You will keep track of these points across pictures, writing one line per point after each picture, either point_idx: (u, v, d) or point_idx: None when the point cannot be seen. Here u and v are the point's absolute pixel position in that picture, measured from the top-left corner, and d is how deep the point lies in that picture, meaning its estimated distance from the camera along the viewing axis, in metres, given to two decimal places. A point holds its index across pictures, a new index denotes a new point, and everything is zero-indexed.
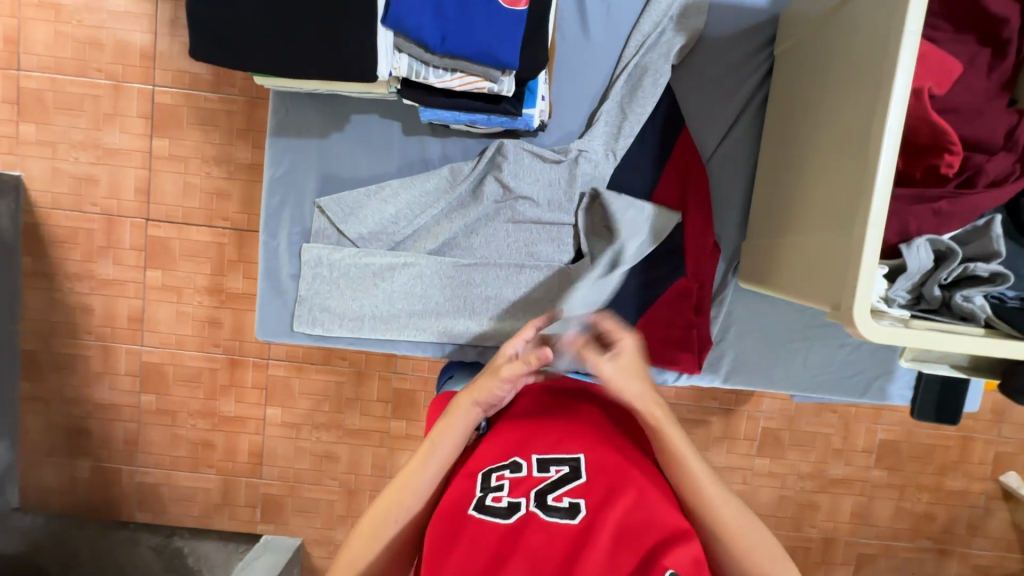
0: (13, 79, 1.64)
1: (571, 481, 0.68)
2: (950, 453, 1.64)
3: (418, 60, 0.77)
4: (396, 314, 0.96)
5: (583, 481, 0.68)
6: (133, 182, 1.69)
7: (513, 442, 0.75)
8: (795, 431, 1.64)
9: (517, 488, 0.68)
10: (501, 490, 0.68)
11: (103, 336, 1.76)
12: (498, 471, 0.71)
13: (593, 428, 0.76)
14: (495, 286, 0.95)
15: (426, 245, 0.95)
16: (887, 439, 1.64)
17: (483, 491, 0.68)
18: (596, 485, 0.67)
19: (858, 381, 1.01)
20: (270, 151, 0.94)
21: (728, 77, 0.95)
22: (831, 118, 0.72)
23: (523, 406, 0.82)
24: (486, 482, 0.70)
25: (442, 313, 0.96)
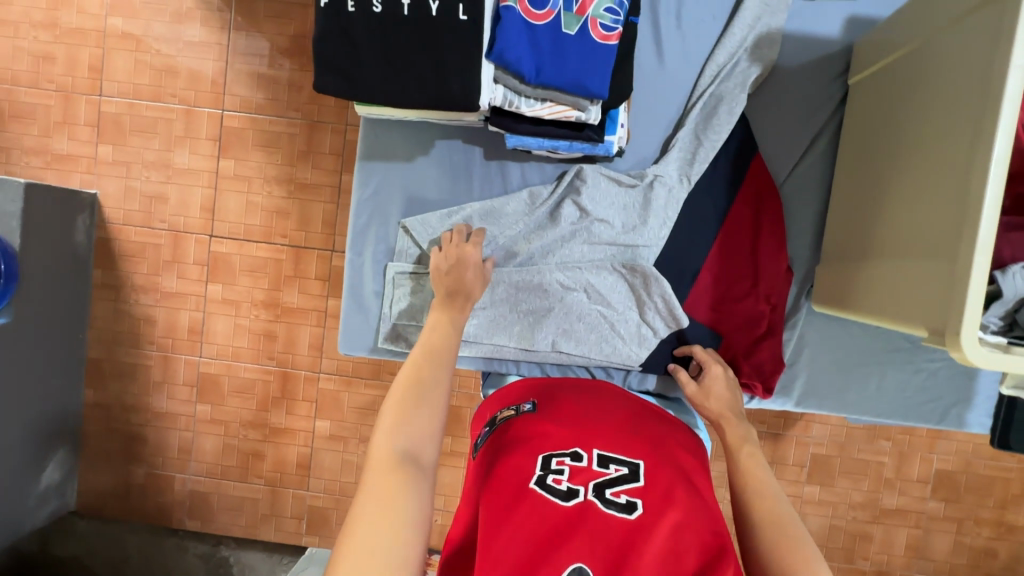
0: (95, 104, 1.75)
1: (629, 482, 0.72)
2: (1012, 486, 1.58)
3: (512, 91, 0.81)
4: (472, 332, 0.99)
5: (641, 484, 0.72)
6: (200, 200, 1.77)
7: (572, 430, 0.79)
8: (847, 458, 1.60)
9: (577, 475, 0.72)
10: (562, 473, 0.72)
11: (164, 347, 1.84)
12: (559, 455, 0.75)
13: (650, 439, 0.80)
14: (566, 307, 0.98)
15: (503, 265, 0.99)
16: (944, 469, 1.59)
17: (543, 470, 0.72)
18: (654, 491, 0.71)
19: (935, 407, 1.00)
20: (358, 174, 1.00)
21: (800, 106, 0.97)
22: (923, 146, 0.74)
23: (579, 399, 0.86)
24: (547, 462, 0.74)
25: (516, 332, 0.99)
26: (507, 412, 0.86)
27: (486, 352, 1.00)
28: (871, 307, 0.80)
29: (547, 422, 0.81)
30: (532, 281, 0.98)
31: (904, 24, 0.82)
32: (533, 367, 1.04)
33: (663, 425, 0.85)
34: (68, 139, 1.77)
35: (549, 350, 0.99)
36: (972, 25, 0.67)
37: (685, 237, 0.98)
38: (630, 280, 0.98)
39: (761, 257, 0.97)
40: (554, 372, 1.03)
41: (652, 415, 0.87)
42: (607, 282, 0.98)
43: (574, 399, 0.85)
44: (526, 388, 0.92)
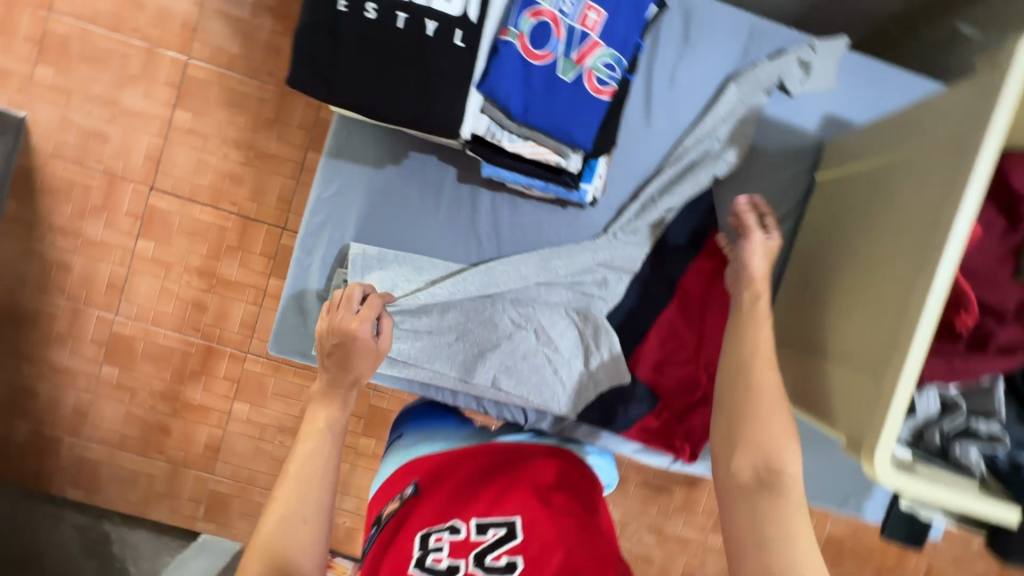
0: (42, 20, 1.58)
1: (506, 543, 0.69)
2: (890, 559, 1.71)
3: (497, 124, 0.80)
4: (413, 353, 0.96)
5: (518, 539, 0.69)
6: (146, 148, 1.63)
7: (452, 503, 0.76)
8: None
9: (456, 550, 0.69)
10: (440, 552, 0.69)
11: (77, 298, 1.67)
12: (438, 532, 0.72)
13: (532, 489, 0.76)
14: (511, 340, 0.96)
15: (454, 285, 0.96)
16: (835, 535, 1.70)
17: (422, 552, 0.70)
18: (531, 545, 0.68)
19: (838, 492, 1.06)
20: (321, 172, 0.94)
21: (768, 190, 1.01)
22: (872, 259, 0.77)
23: (457, 467, 0.82)
24: (425, 542, 0.71)
25: (456, 360, 0.96)
26: (390, 505, 0.81)
27: (425, 377, 0.97)
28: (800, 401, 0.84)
29: (431, 500, 0.77)
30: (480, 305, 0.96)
31: (873, 137, 0.86)
32: (471, 399, 1.01)
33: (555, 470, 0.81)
34: (3, 51, 1.58)
35: (488, 385, 0.97)
36: (933, 160, 0.72)
37: (639, 295, 0.99)
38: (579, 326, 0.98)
39: (704, 328, 0.98)
40: (490, 408, 1.01)
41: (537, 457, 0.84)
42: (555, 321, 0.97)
43: (454, 470, 0.82)
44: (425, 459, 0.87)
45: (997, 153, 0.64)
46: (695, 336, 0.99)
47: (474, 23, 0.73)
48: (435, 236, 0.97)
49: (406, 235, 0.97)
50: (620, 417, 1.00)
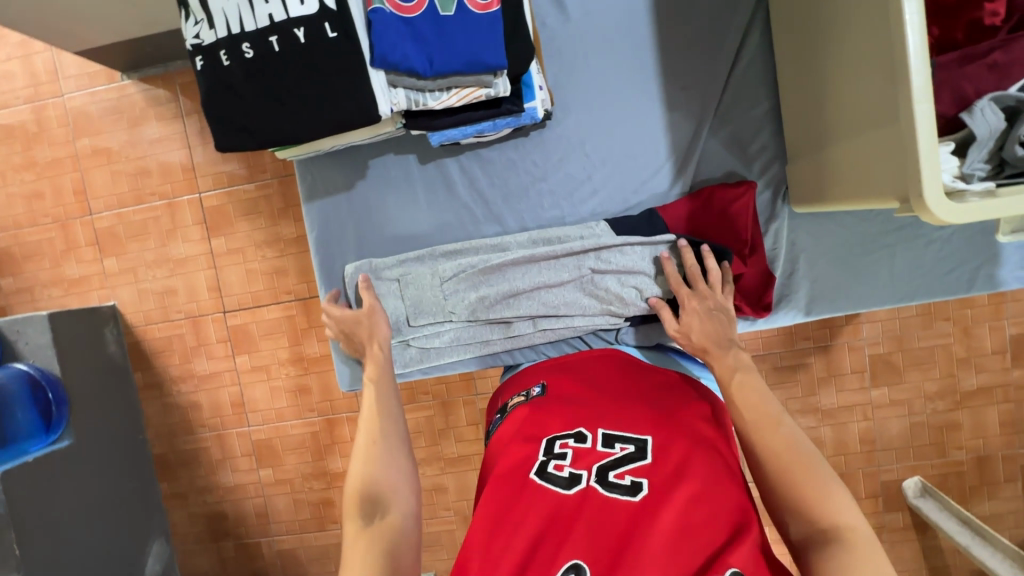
0: (90, 224, 1.84)
1: (635, 461, 0.66)
2: None
3: (414, 90, 0.79)
4: (455, 336, 0.98)
5: (649, 462, 0.65)
6: (205, 282, 1.83)
7: (579, 412, 0.74)
8: (908, 351, 1.42)
9: (580, 459, 0.67)
10: (564, 458, 0.68)
11: (214, 426, 1.90)
12: (563, 438, 0.70)
13: (655, 406, 0.74)
14: (532, 306, 0.94)
15: (450, 272, 0.95)
16: (1021, 333, 1.39)
17: (547, 456, 0.69)
18: (663, 466, 0.64)
19: (961, 275, 0.92)
20: (307, 217, 1.01)
21: (720, 8, 0.91)
22: (839, 9, 0.67)
23: (576, 379, 0.81)
24: (550, 448, 0.70)
25: (493, 324, 0.97)
26: (517, 397, 0.84)
27: (478, 350, 0.99)
28: (842, 192, 0.74)
29: (552, 406, 0.77)
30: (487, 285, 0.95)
31: None
32: (530, 351, 1.00)
33: (676, 390, 0.78)
34: (77, 263, 1.86)
35: (531, 328, 0.96)
36: None
37: (633, 185, 0.96)
38: (646, 269, 0.91)
39: (730, 206, 0.90)
40: (550, 351, 1.00)
41: (664, 383, 0.80)
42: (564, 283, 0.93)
43: (576, 379, 0.81)
44: (538, 369, 0.89)
45: None
46: (724, 213, 0.91)
47: (337, 10, 0.72)
48: (425, 222, 1.00)
49: (397, 232, 1.00)
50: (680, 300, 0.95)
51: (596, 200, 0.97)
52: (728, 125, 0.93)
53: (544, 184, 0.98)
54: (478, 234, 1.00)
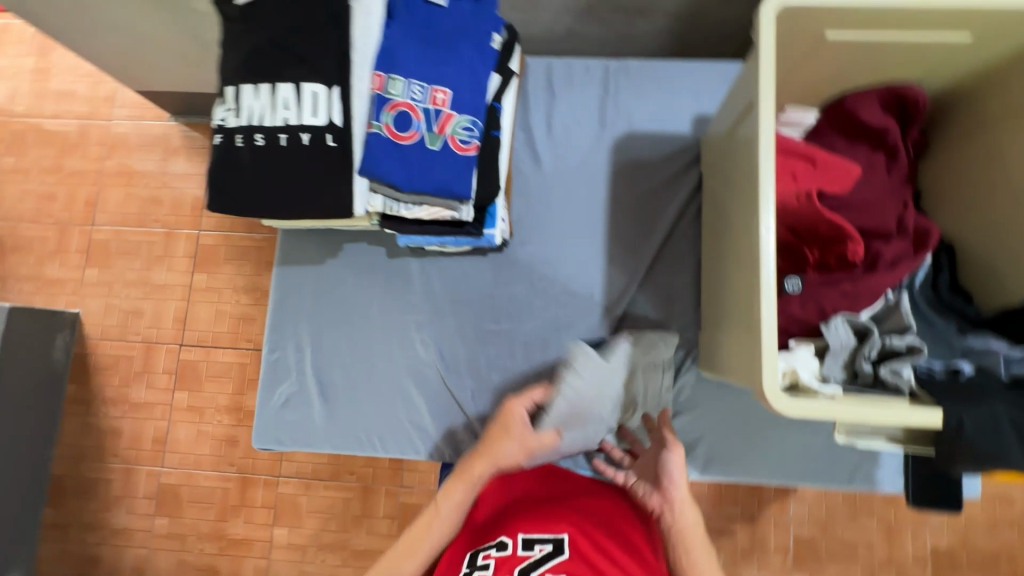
0: (87, 233, 1.94)
1: (553, 558, 0.72)
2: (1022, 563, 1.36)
3: (391, 199, 0.93)
4: (387, 411, 1.06)
5: (564, 558, 0.72)
6: (173, 312, 1.88)
7: (507, 520, 0.82)
8: (834, 539, 1.41)
9: (501, 566, 0.73)
10: (486, 569, 0.74)
11: (127, 458, 1.83)
12: (487, 550, 0.77)
13: (581, 508, 0.83)
14: (467, 396, 1.05)
15: (405, 352, 1.08)
16: (943, 546, 1.39)
17: (471, 568, 0.76)
18: (577, 563, 0.72)
19: (845, 467, 0.99)
20: (275, 278, 1.11)
21: (664, 193, 1.09)
22: (734, 222, 0.83)
23: (517, 482, 0.91)
24: (476, 559, 0.77)
25: (424, 410, 1.06)
26: None
27: (399, 431, 1.05)
28: (725, 367, 0.85)
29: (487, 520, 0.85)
30: (439, 366, 1.07)
31: (723, 119, 0.94)
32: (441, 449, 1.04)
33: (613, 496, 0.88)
34: (60, 266, 1.93)
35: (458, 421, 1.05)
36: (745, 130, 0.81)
37: (565, 319, 1.07)
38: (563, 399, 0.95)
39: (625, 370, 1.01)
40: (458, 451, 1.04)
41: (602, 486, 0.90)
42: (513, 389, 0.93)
43: (519, 482, 0.91)
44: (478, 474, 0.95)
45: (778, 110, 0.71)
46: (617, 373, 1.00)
47: (342, 126, 0.87)
48: (377, 306, 1.10)
49: (349, 310, 1.10)
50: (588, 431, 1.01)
51: (532, 324, 1.07)
52: (657, 287, 1.07)
53: (489, 299, 1.09)
54: (421, 326, 1.08)
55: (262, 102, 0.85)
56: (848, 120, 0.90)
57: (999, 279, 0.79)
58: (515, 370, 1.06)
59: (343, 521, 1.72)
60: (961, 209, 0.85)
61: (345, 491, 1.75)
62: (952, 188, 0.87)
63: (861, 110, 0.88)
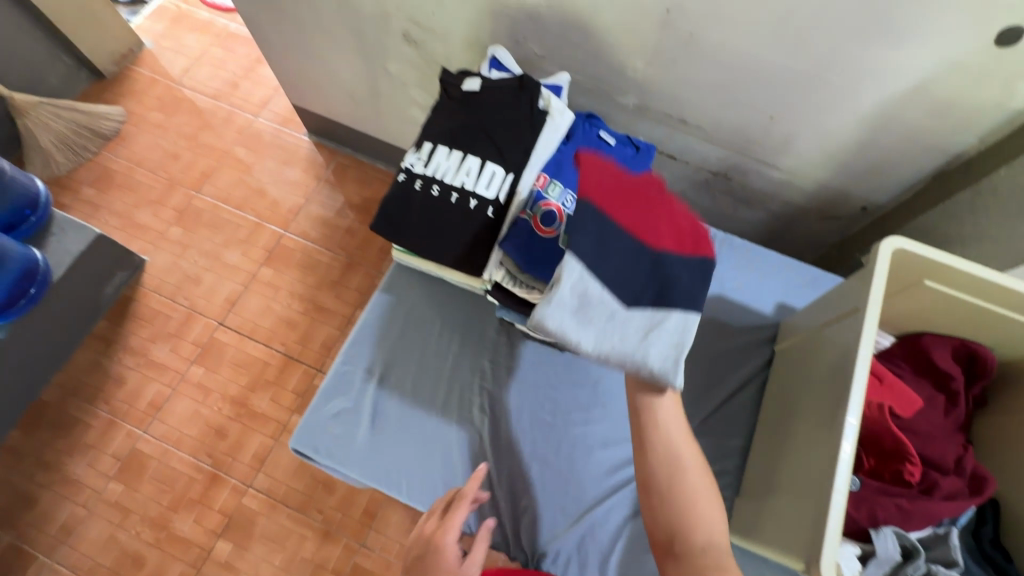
0: (189, 197, 2.12)
1: None
2: None
3: (510, 274, 1.01)
4: (427, 459, 1.08)
5: None
6: (228, 293, 1.97)
7: None
8: None
9: None
10: None
11: (116, 410, 1.80)
12: None
13: None
14: (506, 472, 1.08)
15: (464, 408, 1.13)
16: None
17: None
18: None
19: None
20: (374, 300, 1.21)
21: (737, 357, 1.19)
22: (810, 406, 0.92)
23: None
24: None
25: (462, 470, 1.08)
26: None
27: (432, 482, 1.07)
28: (770, 538, 0.88)
29: None
30: (489, 435, 1.11)
31: (809, 315, 1.07)
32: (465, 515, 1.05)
33: None
34: (151, 215, 2.09)
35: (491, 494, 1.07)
36: (836, 330, 0.93)
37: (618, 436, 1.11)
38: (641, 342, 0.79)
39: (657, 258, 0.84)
40: (479, 523, 1.05)
41: None
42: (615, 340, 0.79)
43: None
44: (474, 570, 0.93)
45: (878, 325, 0.84)
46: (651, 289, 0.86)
47: (505, 203, 1.01)
48: (452, 358, 1.17)
49: (426, 352, 1.17)
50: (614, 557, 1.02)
51: (583, 428, 1.12)
52: (708, 437, 1.12)
53: (554, 391, 1.15)
54: (486, 392, 1.14)
55: (450, 164, 1.02)
56: (920, 355, 1.01)
57: None
58: (554, 465, 1.09)
59: (291, 558, 1.61)
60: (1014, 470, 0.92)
61: (304, 529, 1.65)
62: (1002, 450, 0.95)
63: (935, 352, 0.99)
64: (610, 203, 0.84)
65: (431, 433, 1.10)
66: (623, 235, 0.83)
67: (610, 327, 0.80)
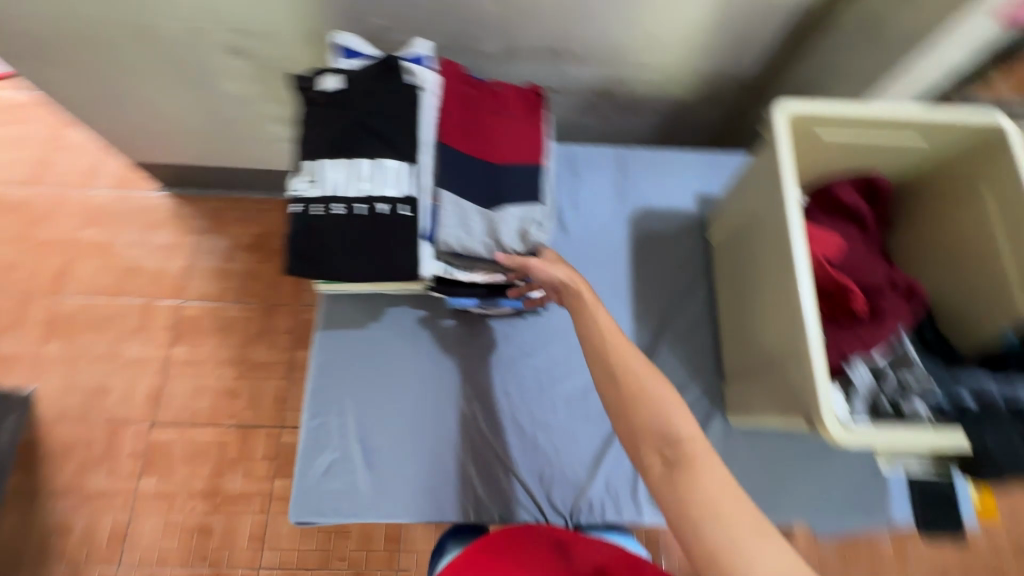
0: (52, 304, 1.82)
1: None
2: None
3: (450, 263, 1.02)
4: (439, 474, 1.05)
5: None
6: (145, 389, 1.75)
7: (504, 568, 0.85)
8: None
9: None
10: None
11: (75, 560, 1.59)
12: None
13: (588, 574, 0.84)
14: (517, 454, 1.07)
15: (454, 411, 1.09)
16: None
17: None
18: None
19: (865, 500, 1.09)
20: (317, 342, 1.12)
21: (680, 260, 1.24)
22: (763, 283, 0.98)
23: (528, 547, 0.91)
24: None
25: (477, 469, 1.06)
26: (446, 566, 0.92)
27: (452, 493, 1.04)
28: (771, 411, 0.95)
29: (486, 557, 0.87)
30: (489, 425, 1.09)
31: (731, 201, 1.12)
32: (496, 510, 1.05)
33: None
34: (15, 340, 1.78)
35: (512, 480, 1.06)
36: (763, 209, 0.98)
37: None
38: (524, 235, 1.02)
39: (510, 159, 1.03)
40: (511, 510, 1.05)
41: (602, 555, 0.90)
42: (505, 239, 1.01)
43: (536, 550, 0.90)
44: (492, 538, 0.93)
45: (798, 192, 0.90)
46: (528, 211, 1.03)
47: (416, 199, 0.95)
48: (422, 367, 1.12)
49: (393, 371, 1.11)
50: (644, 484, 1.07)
51: (571, 381, 1.12)
52: (683, 342, 1.17)
53: (532, 358, 1.14)
54: (469, 386, 1.11)
55: (343, 175, 0.93)
56: (830, 199, 1.09)
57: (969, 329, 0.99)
58: (558, 426, 1.09)
59: None
60: (936, 269, 1.06)
61: None
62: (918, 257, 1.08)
63: (841, 193, 1.08)
64: (451, 134, 1.01)
65: (432, 448, 1.07)
66: (477, 162, 1.01)
67: (504, 230, 1.01)
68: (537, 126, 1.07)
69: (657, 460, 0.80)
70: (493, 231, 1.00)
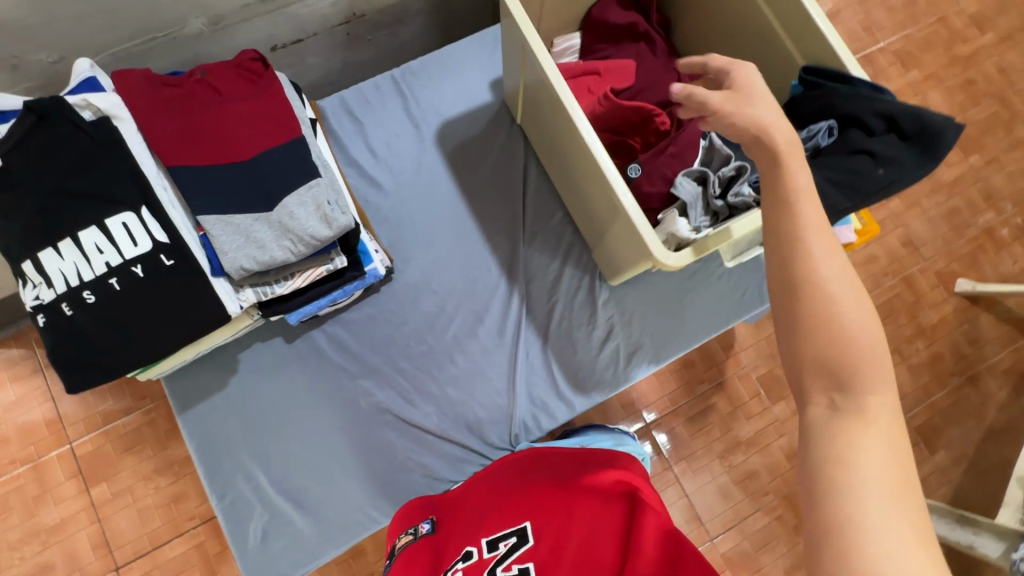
0: None
1: (519, 548, 0.75)
2: (905, 298, 1.55)
3: (260, 284, 0.89)
4: (372, 477, 1.03)
5: (530, 544, 0.75)
6: (88, 542, 1.38)
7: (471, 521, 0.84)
8: None
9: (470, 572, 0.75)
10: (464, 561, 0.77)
11: None
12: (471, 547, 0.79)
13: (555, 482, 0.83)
14: (436, 418, 1.06)
15: (356, 414, 1.04)
16: None
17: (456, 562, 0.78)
18: (543, 545, 0.74)
19: (753, 292, 1.14)
20: (183, 428, 1.01)
21: (501, 157, 1.16)
22: (567, 147, 0.94)
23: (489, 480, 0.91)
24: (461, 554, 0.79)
25: (407, 453, 1.04)
26: (405, 537, 0.89)
27: (393, 487, 1.03)
28: (629, 261, 0.95)
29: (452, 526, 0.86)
30: (396, 407, 1.05)
31: (511, 76, 1.05)
32: (441, 477, 1.04)
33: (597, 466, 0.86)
34: None
35: (442, 443, 1.05)
36: (532, 73, 0.91)
37: (480, 304, 1.11)
38: (318, 215, 0.87)
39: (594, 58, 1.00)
40: (455, 469, 1.05)
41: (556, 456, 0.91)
42: (297, 227, 0.85)
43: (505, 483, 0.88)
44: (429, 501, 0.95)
45: (543, 43, 0.83)
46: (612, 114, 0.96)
47: (171, 241, 0.81)
48: (304, 392, 1.04)
49: (277, 411, 1.03)
50: (559, 380, 1.09)
51: (454, 326, 1.09)
52: (539, 234, 1.14)
53: (405, 325, 1.09)
54: (358, 384, 1.06)
55: (71, 259, 0.78)
56: (602, 27, 1.04)
57: (767, 92, 0.98)
58: (461, 372, 1.08)
59: None
60: (719, 46, 1.02)
61: None
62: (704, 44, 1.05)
63: (609, 15, 1.02)
64: (169, 148, 0.83)
65: (354, 459, 1.03)
66: (218, 169, 0.85)
67: (295, 220, 0.85)
68: (274, 98, 0.90)
69: (824, 404, 0.55)
70: (283, 227, 0.85)
